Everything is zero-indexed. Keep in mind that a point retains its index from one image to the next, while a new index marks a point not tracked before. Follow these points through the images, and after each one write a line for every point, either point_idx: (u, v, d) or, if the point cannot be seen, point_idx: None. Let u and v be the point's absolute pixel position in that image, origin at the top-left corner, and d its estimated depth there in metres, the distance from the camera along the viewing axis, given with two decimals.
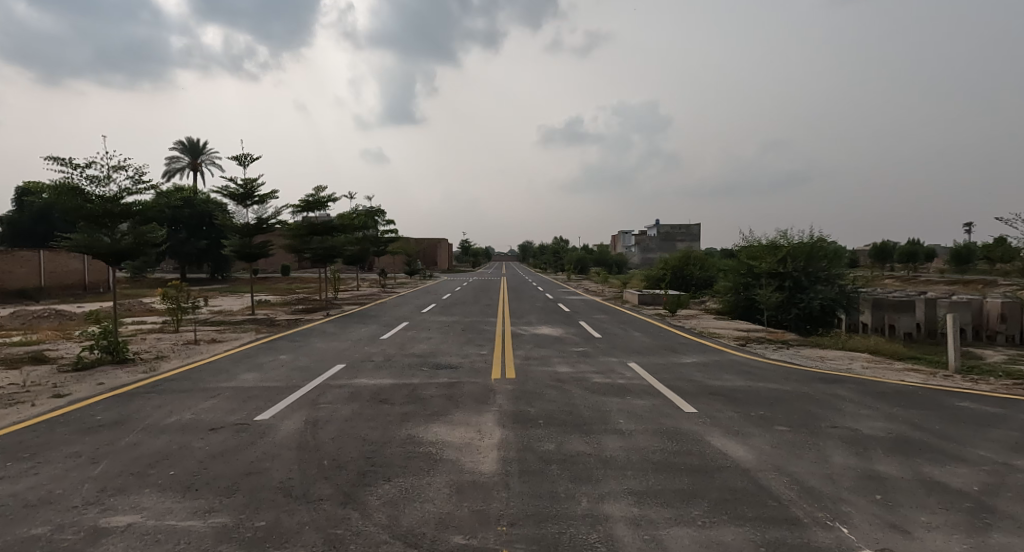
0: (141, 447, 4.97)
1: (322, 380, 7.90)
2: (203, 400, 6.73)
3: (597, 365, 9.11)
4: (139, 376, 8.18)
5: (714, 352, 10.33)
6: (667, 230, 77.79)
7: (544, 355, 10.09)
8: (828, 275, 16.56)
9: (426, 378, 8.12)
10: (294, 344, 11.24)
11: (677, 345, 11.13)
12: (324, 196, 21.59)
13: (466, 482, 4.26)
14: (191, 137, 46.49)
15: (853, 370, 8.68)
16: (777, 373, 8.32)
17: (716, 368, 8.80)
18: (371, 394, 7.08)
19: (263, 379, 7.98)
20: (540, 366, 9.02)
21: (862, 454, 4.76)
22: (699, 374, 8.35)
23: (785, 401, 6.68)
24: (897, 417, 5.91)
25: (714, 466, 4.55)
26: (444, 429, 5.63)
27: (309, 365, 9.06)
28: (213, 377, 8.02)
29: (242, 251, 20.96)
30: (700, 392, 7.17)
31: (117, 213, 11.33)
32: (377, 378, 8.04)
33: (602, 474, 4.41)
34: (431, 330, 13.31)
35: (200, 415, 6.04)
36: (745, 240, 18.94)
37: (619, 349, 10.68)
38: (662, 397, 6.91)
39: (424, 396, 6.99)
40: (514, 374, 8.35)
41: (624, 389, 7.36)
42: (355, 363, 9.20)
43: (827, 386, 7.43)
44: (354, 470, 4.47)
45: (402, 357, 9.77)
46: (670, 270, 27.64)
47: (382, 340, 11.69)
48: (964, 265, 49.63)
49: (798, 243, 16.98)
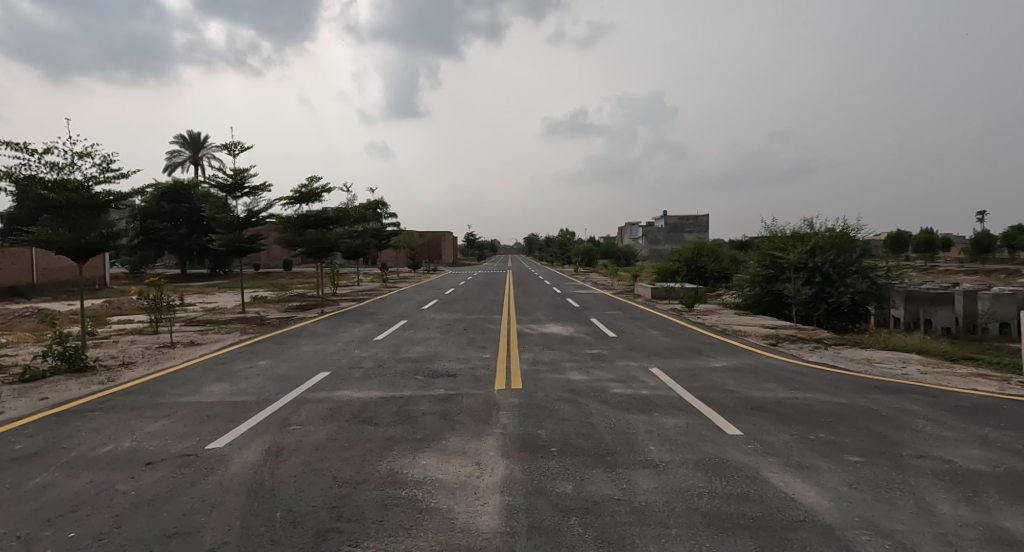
0: (47, 493, 3.91)
1: (298, 392, 6.86)
2: (154, 420, 5.70)
3: (615, 371, 8.01)
4: (93, 388, 7.17)
5: (746, 355, 9.20)
6: (676, 222, 76.15)
7: (554, 358, 9.02)
8: (859, 267, 15.37)
9: (419, 389, 7.05)
10: (278, 348, 10.20)
11: (701, 347, 9.99)
12: (318, 187, 20.50)
13: (457, 548, 3.19)
14: (194, 133, 45.34)
15: (910, 375, 7.53)
16: (825, 380, 7.17)
17: (752, 374, 7.66)
18: (352, 412, 6.00)
19: (231, 392, 6.92)
20: (551, 374, 7.93)
21: (976, 501, 3.64)
22: (734, 382, 7.22)
23: (847, 418, 5.55)
24: (994, 441, 4.77)
25: (785, 522, 3.44)
26: (435, 462, 4.57)
27: (289, 374, 8.00)
28: (174, 389, 6.97)
29: (232, 246, 19.92)
30: (741, 408, 6.07)
31: (82, 204, 10.16)
32: (363, 391, 6.97)
33: (637, 535, 3.33)
34: (430, 330, 12.27)
35: (141, 442, 5.00)
36: (766, 228, 17.74)
37: (638, 351, 9.60)
38: (697, 414, 5.82)
39: (414, 415, 5.94)
40: (520, 384, 7.28)
41: (650, 404, 6.25)
42: (341, 370, 8.14)
43: (889, 398, 6.29)
44: (311, 530, 3.39)
45: (395, 363, 8.70)
46: (683, 263, 26.44)
47: (375, 343, 10.62)
48: (985, 254, 47.97)
49: (826, 233, 15.83)
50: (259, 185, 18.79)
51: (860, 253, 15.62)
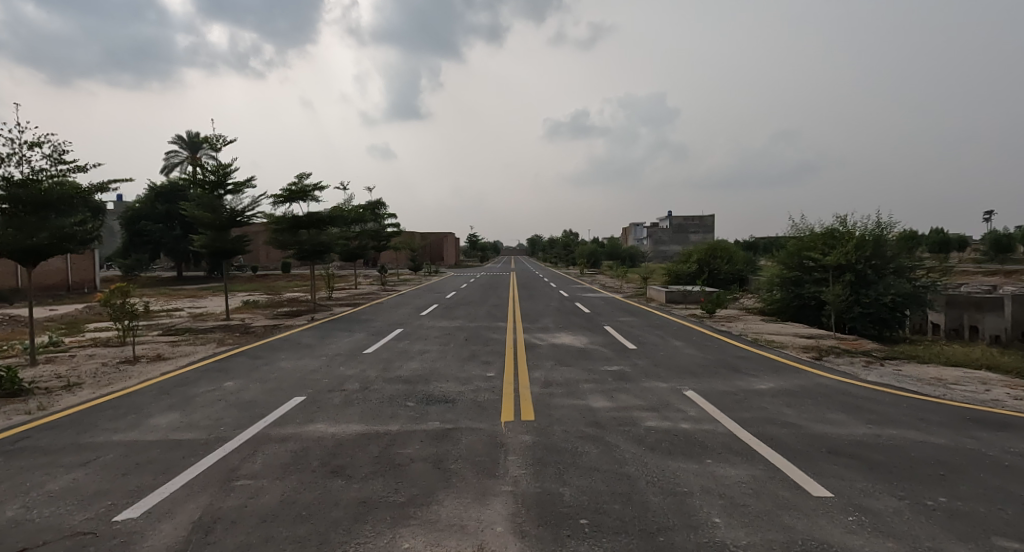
0: None
1: (262, 426, 5.59)
2: (63, 471, 4.41)
3: (643, 396, 6.73)
4: (11, 420, 5.87)
5: (792, 374, 7.88)
6: (681, 222, 75.01)
7: (568, 377, 7.76)
8: (897, 268, 14.26)
9: (409, 422, 5.79)
10: (253, 364, 8.96)
11: (737, 363, 8.67)
12: (309, 184, 19.28)
13: None
14: (192, 134, 44.22)
15: (1005, 403, 6.19)
16: (905, 410, 5.86)
17: (811, 401, 6.34)
18: (322, 459, 4.72)
19: (179, 426, 5.64)
20: (567, 399, 6.64)
21: None
22: (793, 413, 5.92)
23: (964, 470, 4.25)
24: None
25: None
26: (422, 546, 3.28)
27: (255, 400, 6.73)
28: (111, 421, 5.72)
29: (214, 247, 18.66)
30: (816, 452, 4.77)
31: (30, 204, 8.85)
32: (340, 424, 5.70)
33: None
34: (427, 341, 11.02)
35: (29, 511, 3.72)
36: (791, 228, 16.59)
37: (665, 367, 8.34)
38: (759, 460, 4.55)
39: (399, 462, 4.65)
40: (530, 414, 6.01)
41: (698, 445, 4.98)
42: (320, 395, 6.88)
43: (999, 436, 4.99)
44: None
45: (384, 385, 7.44)
46: (696, 264, 25.01)
47: (364, 358, 9.34)
48: (1004, 254, 46.79)
49: (861, 232, 14.60)
50: (242, 181, 17.60)
51: (898, 254, 14.33)
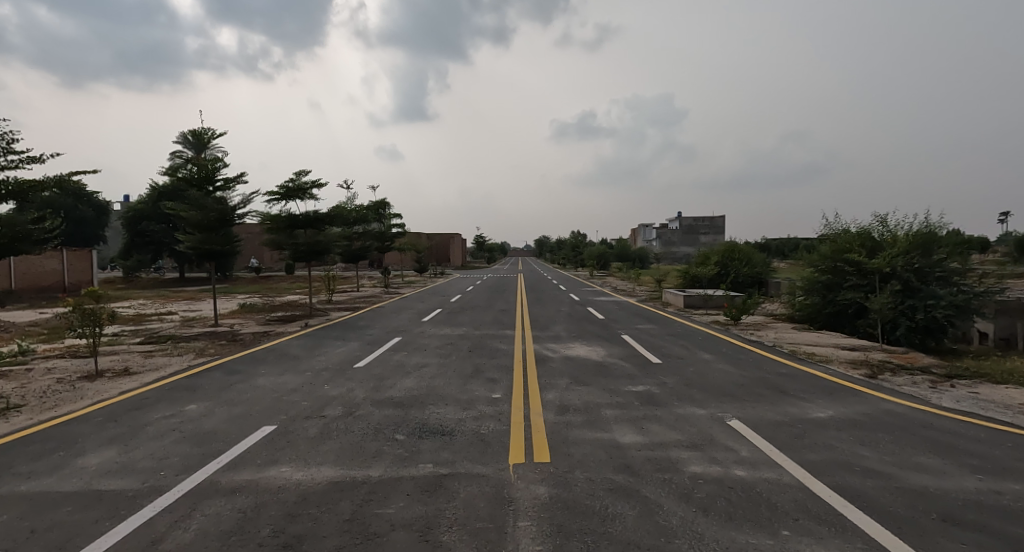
0: None
1: (210, 473, 4.47)
2: None
3: (680, 428, 5.58)
4: None
5: (851, 398, 6.67)
6: (690, 223, 73.64)
7: (587, 401, 6.62)
8: (946, 273, 13.00)
9: (396, 464, 4.67)
10: (227, 380, 7.88)
11: (782, 382, 7.46)
12: (305, 181, 18.24)
13: None
14: (195, 135, 43.54)
15: None
16: (1015, 454, 4.67)
17: (890, 438, 5.15)
18: (276, 525, 3.60)
19: (110, 469, 4.56)
20: (588, 432, 5.49)
21: None
22: (874, 455, 4.74)
23: None
24: None
25: None
26: None
27: (216, 430, 5.64)
28: (30, 463, 4.64)
29: (201, 247, 17.61)
30: (927, 518, 3.60)
31: None
32: (310, 467, 4.60)
33: None
34: (427, 353, 9.92)
35: None
36: (825, 229, 15.34)
37: (699, 388, 7.17)
38: (857, 536, 3.37)
39: (376, 532, 3.52)
40: (543, 454, 4.84)
41: (767, 506, 3.82)
42: (293, 425, 5.77)
43: None
44: None
45: (371, 409, 6.33)
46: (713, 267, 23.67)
47: (353, 373, 8.24)
48: None
49: (905, 235, 13.35)
50: (234, 177, 16.59)
51: (946, 257, 13.05)
